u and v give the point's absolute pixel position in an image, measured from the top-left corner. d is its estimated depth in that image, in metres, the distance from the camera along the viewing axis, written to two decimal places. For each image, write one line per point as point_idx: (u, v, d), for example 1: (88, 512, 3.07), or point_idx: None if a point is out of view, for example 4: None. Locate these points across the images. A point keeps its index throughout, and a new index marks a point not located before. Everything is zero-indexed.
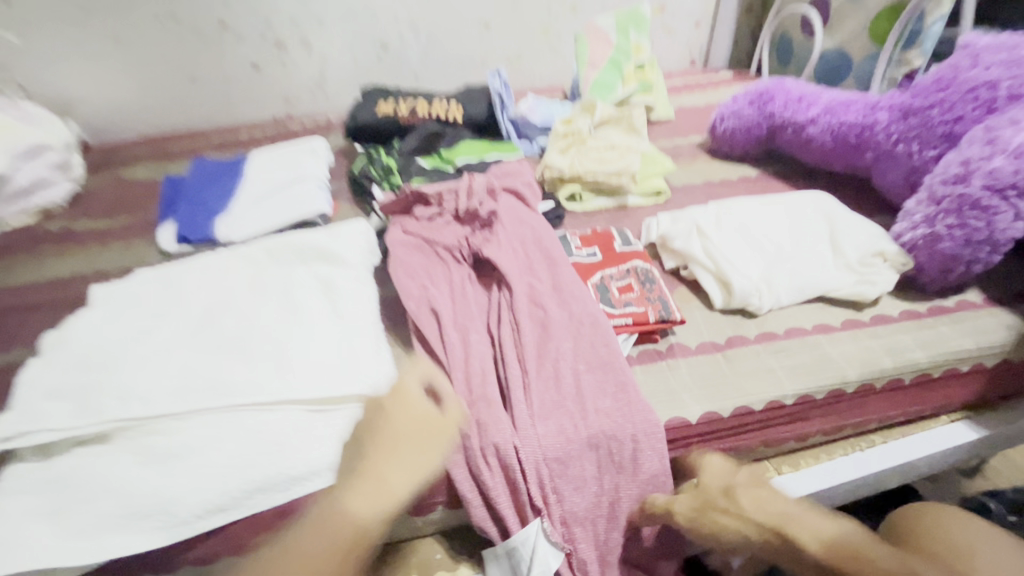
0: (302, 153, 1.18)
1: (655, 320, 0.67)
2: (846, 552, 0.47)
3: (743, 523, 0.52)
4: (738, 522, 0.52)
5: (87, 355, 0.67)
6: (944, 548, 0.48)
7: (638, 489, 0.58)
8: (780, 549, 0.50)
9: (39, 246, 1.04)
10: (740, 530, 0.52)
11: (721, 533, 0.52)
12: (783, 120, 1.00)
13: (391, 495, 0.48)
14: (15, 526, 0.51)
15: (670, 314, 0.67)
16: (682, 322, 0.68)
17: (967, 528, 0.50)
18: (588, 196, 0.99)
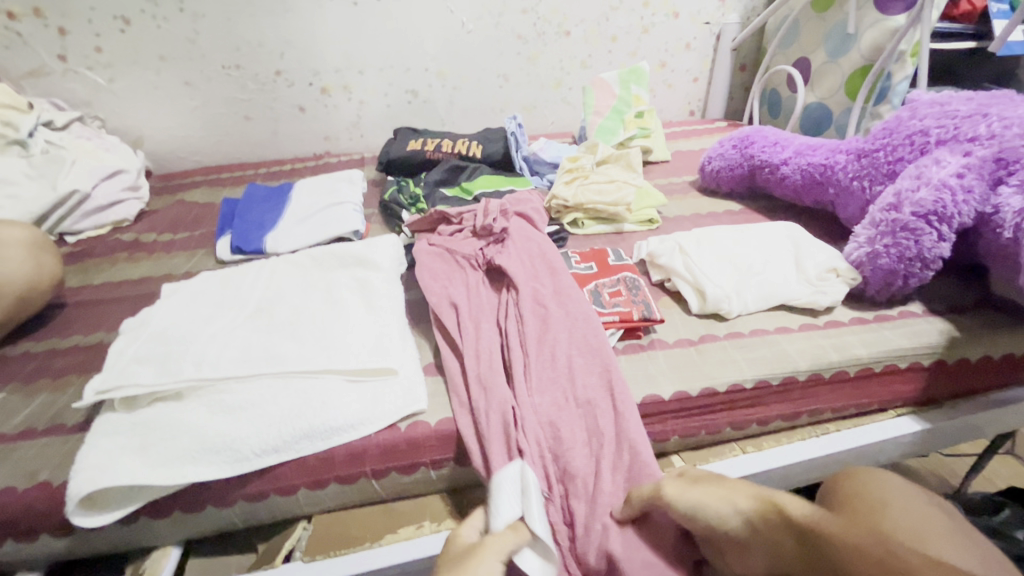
0: (341, 181, 1.35)
1: (639, 318, 0.80)
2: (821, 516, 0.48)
3: (733, 495, 0.54)
4: (731, 494, 0.54)
5: (166, 332, 0.81)
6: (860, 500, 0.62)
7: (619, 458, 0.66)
8: (771, 518, 0.50)
9: (113, 253, 1.21)
10: (728, 503, 0.53)
11: (708, 507, 0.54)
12: (760, 161, 1.14)
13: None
14: (110, 456, 0.63)
15: (652, 314, 0.80)
16: (662, 321, 0.80)
17: (882, 486, 0.63)
18: (589, 222, 1.13)
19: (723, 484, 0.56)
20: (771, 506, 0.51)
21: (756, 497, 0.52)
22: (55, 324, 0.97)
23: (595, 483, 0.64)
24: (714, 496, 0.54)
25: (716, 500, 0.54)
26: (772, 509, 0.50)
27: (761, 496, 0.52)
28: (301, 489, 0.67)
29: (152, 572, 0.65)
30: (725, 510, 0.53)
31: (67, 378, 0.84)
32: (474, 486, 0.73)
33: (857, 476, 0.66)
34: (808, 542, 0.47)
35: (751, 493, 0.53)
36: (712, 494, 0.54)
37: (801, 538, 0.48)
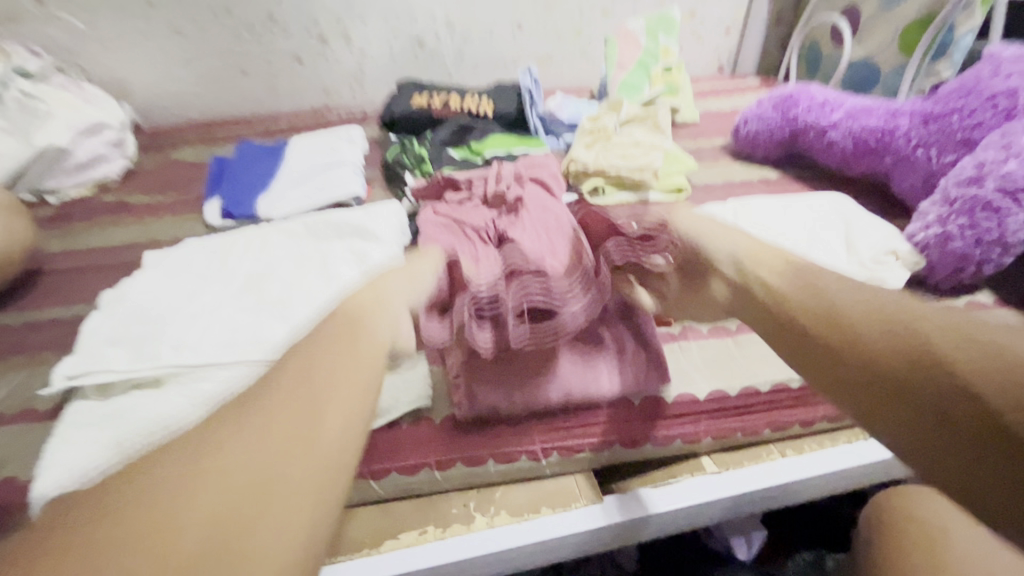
0: (339, 140, 1.25)
1: None
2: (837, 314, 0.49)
3: (734, 246, 0.62)
4: (731, 250, 0.61)
5: (146, 312, 0.73)
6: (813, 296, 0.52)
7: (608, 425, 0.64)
8: (767, 273, 0.57)
9: (96, 216, 1.12)
10: (727, 252, 0.61)
11: (729, 263, 0.61)
12: (805, 124, 1.02)
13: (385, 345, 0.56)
14: (81, 452, 0.57)
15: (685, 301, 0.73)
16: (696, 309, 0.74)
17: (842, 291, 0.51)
18: (610, 189, 1.02)
19: (738, 240, 0.64)
20: (768, 268, 0.57)
21: (754, 264, 0.59)
22: (32, 294, 0.89)
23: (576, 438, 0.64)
24: (724, 241, 0.63)
25: (715, 248, 0.62)
26: (774, 270, 0.57)
27: (768, 261, 0.58)
28: None
29: None
30: (720, 253, 0.62)
31: (41, 356, 0.77)
32: (485, 487, 0.65)
33: (806, 299, 0.51)
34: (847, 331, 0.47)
35: (755, 256, 0.59)
36: (725, 241, 0.63)
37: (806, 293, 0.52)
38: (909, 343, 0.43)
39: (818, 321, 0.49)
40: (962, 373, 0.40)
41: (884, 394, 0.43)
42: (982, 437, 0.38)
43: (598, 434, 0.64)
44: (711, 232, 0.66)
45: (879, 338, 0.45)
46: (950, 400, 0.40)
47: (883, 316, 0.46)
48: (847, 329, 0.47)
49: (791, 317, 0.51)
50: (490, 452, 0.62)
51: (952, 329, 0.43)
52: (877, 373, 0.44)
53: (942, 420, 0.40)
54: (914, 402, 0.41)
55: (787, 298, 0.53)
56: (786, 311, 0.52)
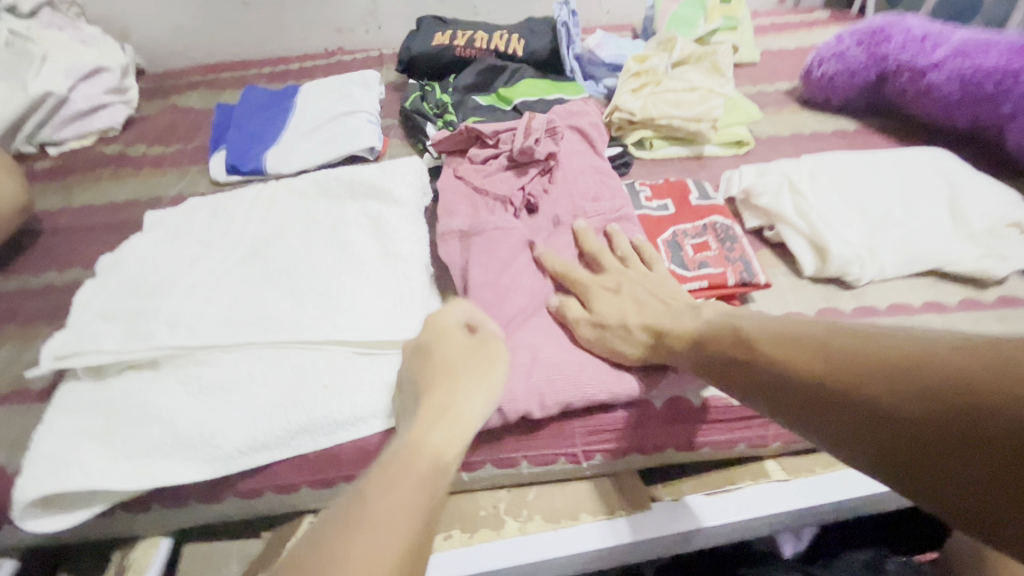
0: (353, 84, 1.12)
1: (735, 284, 0.61)
2: (751, 345, 0.43)
3: (624, 295, 0.56)
4: (620, 297, 0.56)
5: (138, 281, 0.66)
6: (724, 333, 0.46)
7: (659, 430, 0.55)
8: (661, 327, 0.52)
9: (97, 169, 1.04)
10: (619, 304, 0.55)
11: (635, 314, 0.54)
12: (897, 64, 0.87)
13: (464, 421, 0.45)
14: (68, 443, 0.51)
15: (754, 277, 0.61)
16: (766, 286, 0.62)
17: (752, 320, 0.45)
18: (659, 143, 0.89)
19: (627, 297, 0.56)
20: (664, 317, 0.52)
21: (649, 316, 0.53)
22: (30, 257, 0.83)
23: (620, 444, 0.55)
24: (618, 300, 0.55)
25: (607, 302, 0.56)
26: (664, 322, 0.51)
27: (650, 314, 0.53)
28: (303, 488, 0.54)
29: (138, 567, 0.55)
30: (612, 304, 0.55)
31: (39, 326, 0.71)
32: (517, 486, 0.57)
33: (719, 338, 0.46)
34: (766, 366, 0.41)
35: (641, 308, 0.54)
36: (615, 303, 0.55)
37: (710, 335, 0.47)
38: (845, 366, 0.36)
39: (752, 364, 0.42)
40: (909, 391, 0.32)
41: (849, 433, 0.35)
42: (954, 460, 0.29)
43: (646, 437, 0.55)
44: (608, 291, 0.57)
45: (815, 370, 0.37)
46: (908, 420, 0.32)
47: (792, 338, 0.40)
48: (785, 368, 0.39)
49: (732, 363, 0.44)
50: (524, 455, 0.55)
51: (874, 337, 0.36)
52: (832, 414, 0.36)
53: (902, 433, 0.32)
54: (881, 428, 0.33)
55: (723, 336, 0.46)
56: (728, 353, 0.45)
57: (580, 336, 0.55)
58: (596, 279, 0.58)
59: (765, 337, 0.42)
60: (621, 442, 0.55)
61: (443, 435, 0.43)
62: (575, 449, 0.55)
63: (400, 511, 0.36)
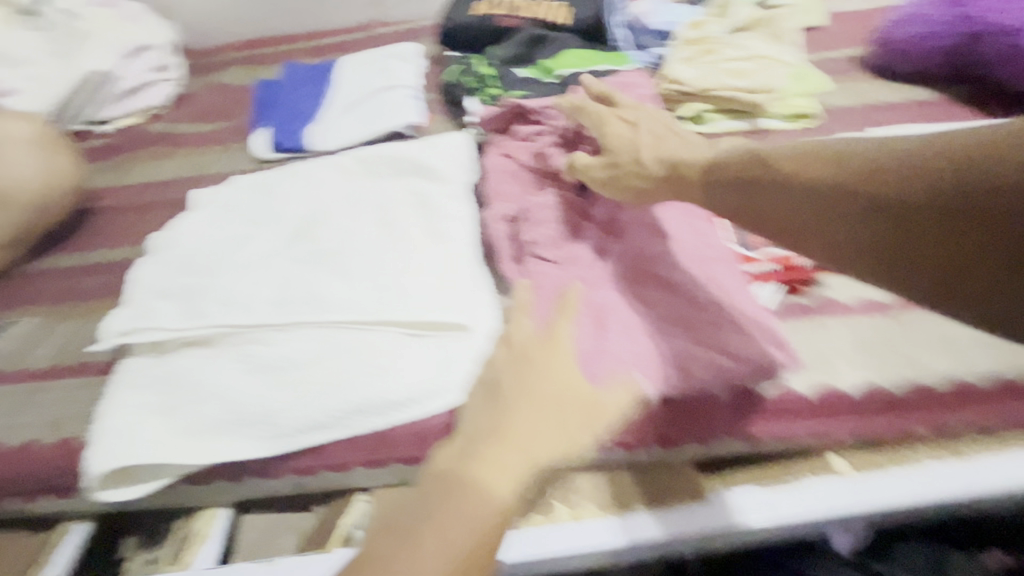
0: (393, 58, 1.10)
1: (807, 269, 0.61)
2: (760, 174, 0.49)
3: (639, 138, 0.61)
4: (635, 134, 0.61)
5: (190, 259, 0.67)
6: (741, 169, 0.51)
7: (719, 423, 0.53)
8: (673, 163, 0.56)
9: (146, 147, 1.06)
10: (634, 142, 0.60)
11: (648, 145, 0.59)
12: (985, 25, 0.81)
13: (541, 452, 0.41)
14: (134, 417, 0.53)
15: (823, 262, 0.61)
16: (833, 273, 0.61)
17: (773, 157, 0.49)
18: (715, 117, 0.84)
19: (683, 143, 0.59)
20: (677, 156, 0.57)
21: (662, 153, 0.58)
22: (88, 233, 0.86)
23: (677, 434, 0.54)
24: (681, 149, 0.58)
25: (623, 139, 0.61)
26: (676, 159, 0.56)
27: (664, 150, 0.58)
28: (355, 467, 0.54)
29: (200, 535, 0.56)
30: (628, 142, 0.61)
31: (99, 301, 0.73)
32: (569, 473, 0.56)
33: (737, 175, 0.51)
34: (783, 190, 0.46)
35: (654, 144, 0.59)
36: (631, 138, 0.61)
37: (727, 180, 0.51)
38: (866, 166, 0.43)
39: (768, 190, 0.48)
40: (922, 181, 0.39)
41: (870, 239, 0.41)
42: (974, 211, 0.36)
43: (704, 425, 0.53)
44: (624, 126, 0.63)
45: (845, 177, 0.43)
46: (916, 199, 0.39)
47: (804, 170, 0.46)
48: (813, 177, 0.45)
49: (748, 192, 0.49)
50: None
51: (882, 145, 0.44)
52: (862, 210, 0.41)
53: (918, 213, 0.39)
54: (906, 218, 0.39)
55: (737, 172, 0.51)
56: (744, 186, 0.50)
57: (593, 179, 0.61)
58: (613, 115, 0.65)
59: (782, 158, 0.48)
60: (677, 432, 0.53)
61: (506, 472, 0.40)
62: (630, 437, 0.53)
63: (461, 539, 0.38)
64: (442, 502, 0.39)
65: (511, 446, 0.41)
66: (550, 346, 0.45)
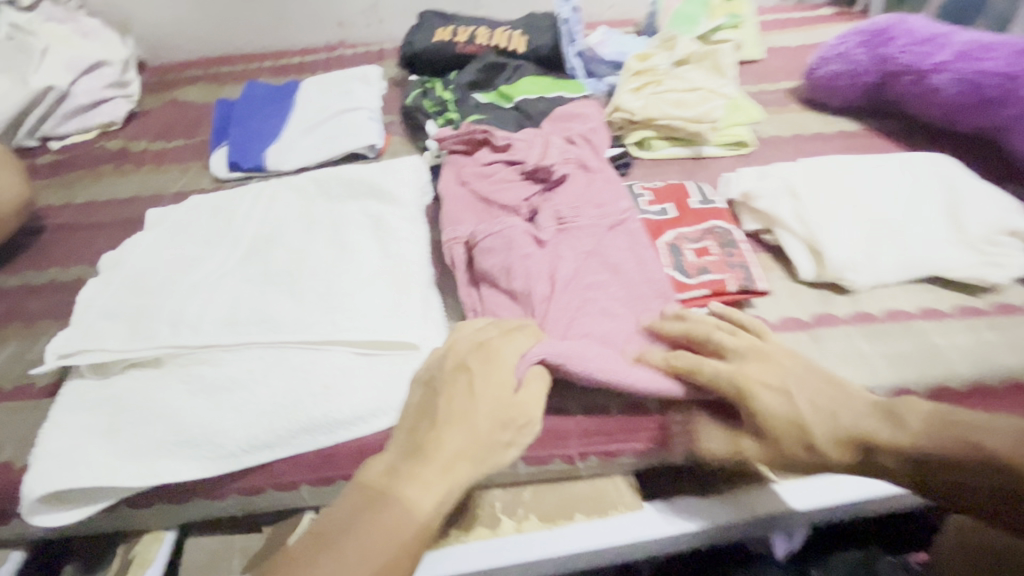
0: (355, 81, 1.12)
1: (736, 290, 0.62)
2: (919, 454, 0.45)
3: (804, 404, 0.48)
4: (800, 402, 0.48)
5: (141, 279, 0.67)
6: (884, 434, 0.46)
7: (652, 436, 0.56)
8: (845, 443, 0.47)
9: (99, 165, 1.05)
10: (801, 416, 0.47)
11: (812, 421, 0.47)
12: (899, 66, 0.87)
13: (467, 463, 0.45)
14: (73, 441, 0.52)
15: (753, 284, 0.61)
16: (763, 293, 0.62)
17: (912, 415, 0.46)
18: (660, 144, 0.90)
19: (815, 401, 0.48)
20: (855, 438, 0.46)
21: (829, 433, 0.47)
22: (34, 253, 0.84)
23: (616, 446, 0.56)
24: (761, 366, 0.50)
25: (774, 402, 0.48)
26: (851, 440, 0.47)
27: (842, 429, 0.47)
28: (303, 486, 0.55)
29: (142, 561, 0.56)
30: (785, 410, 0.47)
31: (43, 322, 0.72)
32: (514, 486, 0.58)
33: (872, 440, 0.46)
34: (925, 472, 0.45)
35: (818, 414, 0.47)
36: (788, 408, 0.47)
37: (865, 449, 0.47)
38: (939, 448, 0.45)
39: (923, 471, 0.46)
40: None
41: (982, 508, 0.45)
42: None
43: (643, 437, 0.56)
44: (771, 387, 0.48)
45: (916, 450, 0.45)
46: None
47: (942, 442, 0.45)
48: (947, 465, 0.45)
49: (904, 469, 0.46)
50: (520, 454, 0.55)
51: (946, 414, 0.46)
52: (904, 468, 0.46)
53: None
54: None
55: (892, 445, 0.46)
56: (886, 457, 0.46)
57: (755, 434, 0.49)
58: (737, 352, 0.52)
59: (924, 427, 0.46)
60: (614, 444, 0.56)
61: (432, 488, 0.43)
62: (571, 450, 0.56)
63: (383, 548, 0.41)
64: (367, 513, 0.42)
65: (442, 464, 0.44)
66: (490, 360, 0.49)
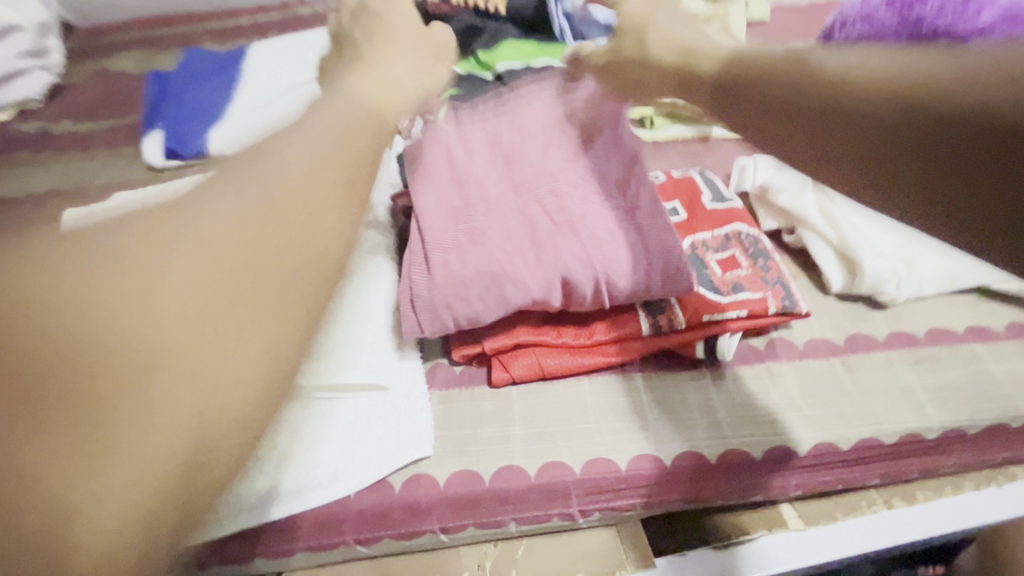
0: (309, 48, 0.97)
1: (775, 313, 0.52)
2: (795, 69, 0.33)
3: (694, 56, 0.44)
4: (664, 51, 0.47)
5: None
6: (777, 62, 0.35)
7: (670, 490, 0.47)
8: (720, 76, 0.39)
9: (16, 152, 0.90)
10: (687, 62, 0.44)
11: (691, 56, 0.44)
12: (935, 27, 0.76)
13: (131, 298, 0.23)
14: None
15: (795, 306, 0.53)
16: (806, 315, 0.54)
17: (764, 65, 0.36)
18: (661, 121, 0.78)
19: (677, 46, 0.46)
20: (715, 68, 0.40)
21: (723, 65, 0.40)
22: None
23: (624, 501, 0.47)
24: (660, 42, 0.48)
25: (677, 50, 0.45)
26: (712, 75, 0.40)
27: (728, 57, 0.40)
28: (253, 559, 0.45)
29: None
30: (677, 55, 0.45)
31: None
32: (506, 541, 0.48)
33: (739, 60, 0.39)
34: (816, 105, 0.30)
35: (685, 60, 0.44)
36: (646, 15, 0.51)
37: (731, 83, 0.37)
38: (813, 72, 0.31)
39: (791, 86, 0.32)
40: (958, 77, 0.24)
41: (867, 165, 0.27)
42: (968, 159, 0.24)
43: (659, 489, 0.47)
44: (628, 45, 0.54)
45: (781, 70, 0.33)
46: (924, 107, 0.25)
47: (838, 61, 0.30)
48: (809, 82, 0.31)
49: (765, 95, 0.33)
50: (513, 514, 0.46)
51: (805, 57, 0.33)
52: (790, 105, 0.32)
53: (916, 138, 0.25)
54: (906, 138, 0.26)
55: (746, 73, 0.37)
56: (740, 86, 0.36)
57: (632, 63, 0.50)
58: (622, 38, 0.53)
59: (813, 60, 0.32)
60: (622, 498, 0.47)
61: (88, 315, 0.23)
62: (572, 508, 0.46)
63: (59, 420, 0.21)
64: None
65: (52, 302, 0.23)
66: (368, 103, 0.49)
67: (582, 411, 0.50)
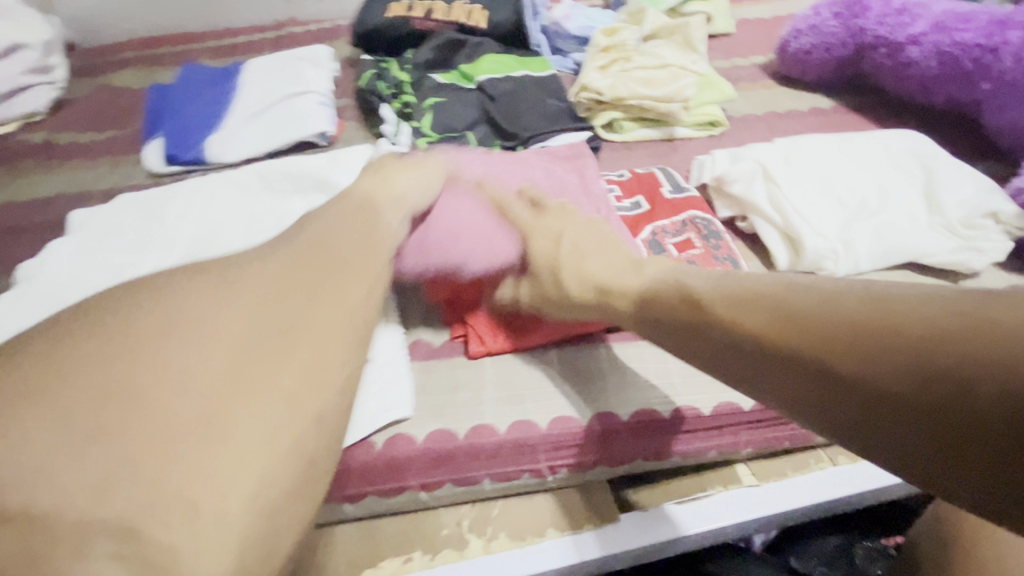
0: (301, 61, 1.03)
1: None
2: (716, 315, 0.39)
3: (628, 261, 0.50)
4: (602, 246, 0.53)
5: (58, 296, 0.61)
6: (728, 305, 0.39)
7: (630, 448, 0.52)
8: (666, 313, 0.43)
9: (22, 161, 0.95)
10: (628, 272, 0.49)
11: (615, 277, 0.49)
12: (875, 38, 0.83)
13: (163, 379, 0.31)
14: None
15: None
16: None
17: (746, 293, 0.39)
18: (630, 125, 0.85)
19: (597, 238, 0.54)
20: (655, 292, 0.45)
21: (674, 287, 0.43)
22: None
23: (588, 458, 0.52)
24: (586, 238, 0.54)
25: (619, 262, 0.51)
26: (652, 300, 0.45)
27: (653, 280, 0.46)
28: None
29: None
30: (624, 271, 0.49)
31: None
32: (482, 500, 0.52)
33: (672, 299, 0.43)
34: (825, 371, 0.33)
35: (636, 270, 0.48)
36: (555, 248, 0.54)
37: (705, 332, 0.40)
38: (774, 323, 0.36)
39: (804, 367, 0.34)
40: (964, 360, 0.28)
41: (917, 449, 0.29)
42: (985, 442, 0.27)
43: (619, 444, 0.52)
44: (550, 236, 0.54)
45: (771, 333, 0.36)
46: (969, 400, 0.27)
47: (807, 314, 0.35)
48: (801, 347, 0.34)
49: (760, 358, 0.36)
50: (487, 471, 0.51)
51: (767, 297, 0.37)
52: (766, 370, 0.36)
53: (946, 423, 0.28)
54: (943, 419, 0.28)
55: (707, 317, 0.40)
56: (706, 326, 0.40)
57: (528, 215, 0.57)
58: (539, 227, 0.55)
59: (726, 301, 0.39)
60: (586, 454, 0.51)
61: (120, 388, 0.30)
62: (541, 465, 0.51)
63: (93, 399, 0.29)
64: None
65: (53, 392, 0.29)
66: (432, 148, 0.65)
67: (551, 377, 0.55)
